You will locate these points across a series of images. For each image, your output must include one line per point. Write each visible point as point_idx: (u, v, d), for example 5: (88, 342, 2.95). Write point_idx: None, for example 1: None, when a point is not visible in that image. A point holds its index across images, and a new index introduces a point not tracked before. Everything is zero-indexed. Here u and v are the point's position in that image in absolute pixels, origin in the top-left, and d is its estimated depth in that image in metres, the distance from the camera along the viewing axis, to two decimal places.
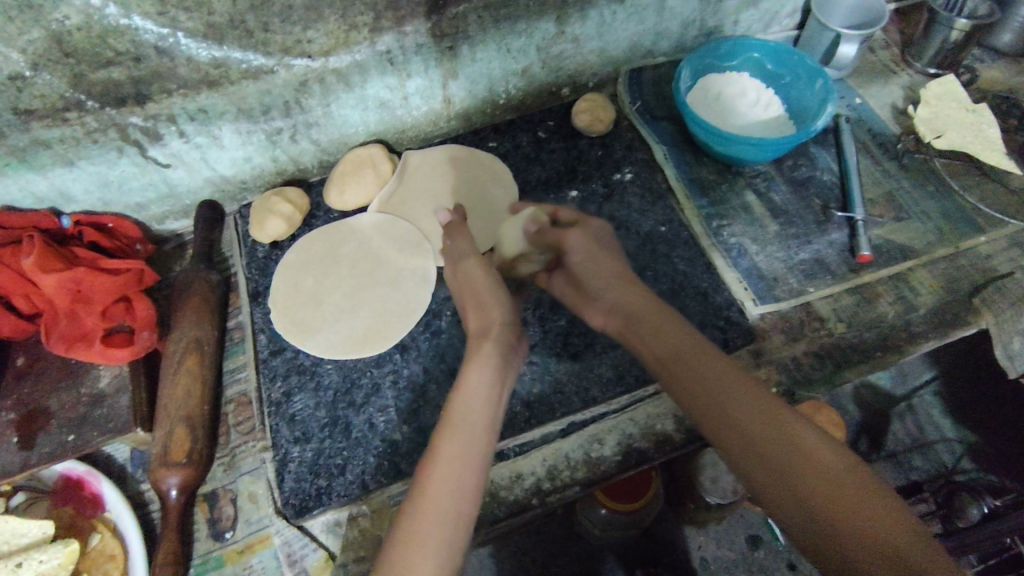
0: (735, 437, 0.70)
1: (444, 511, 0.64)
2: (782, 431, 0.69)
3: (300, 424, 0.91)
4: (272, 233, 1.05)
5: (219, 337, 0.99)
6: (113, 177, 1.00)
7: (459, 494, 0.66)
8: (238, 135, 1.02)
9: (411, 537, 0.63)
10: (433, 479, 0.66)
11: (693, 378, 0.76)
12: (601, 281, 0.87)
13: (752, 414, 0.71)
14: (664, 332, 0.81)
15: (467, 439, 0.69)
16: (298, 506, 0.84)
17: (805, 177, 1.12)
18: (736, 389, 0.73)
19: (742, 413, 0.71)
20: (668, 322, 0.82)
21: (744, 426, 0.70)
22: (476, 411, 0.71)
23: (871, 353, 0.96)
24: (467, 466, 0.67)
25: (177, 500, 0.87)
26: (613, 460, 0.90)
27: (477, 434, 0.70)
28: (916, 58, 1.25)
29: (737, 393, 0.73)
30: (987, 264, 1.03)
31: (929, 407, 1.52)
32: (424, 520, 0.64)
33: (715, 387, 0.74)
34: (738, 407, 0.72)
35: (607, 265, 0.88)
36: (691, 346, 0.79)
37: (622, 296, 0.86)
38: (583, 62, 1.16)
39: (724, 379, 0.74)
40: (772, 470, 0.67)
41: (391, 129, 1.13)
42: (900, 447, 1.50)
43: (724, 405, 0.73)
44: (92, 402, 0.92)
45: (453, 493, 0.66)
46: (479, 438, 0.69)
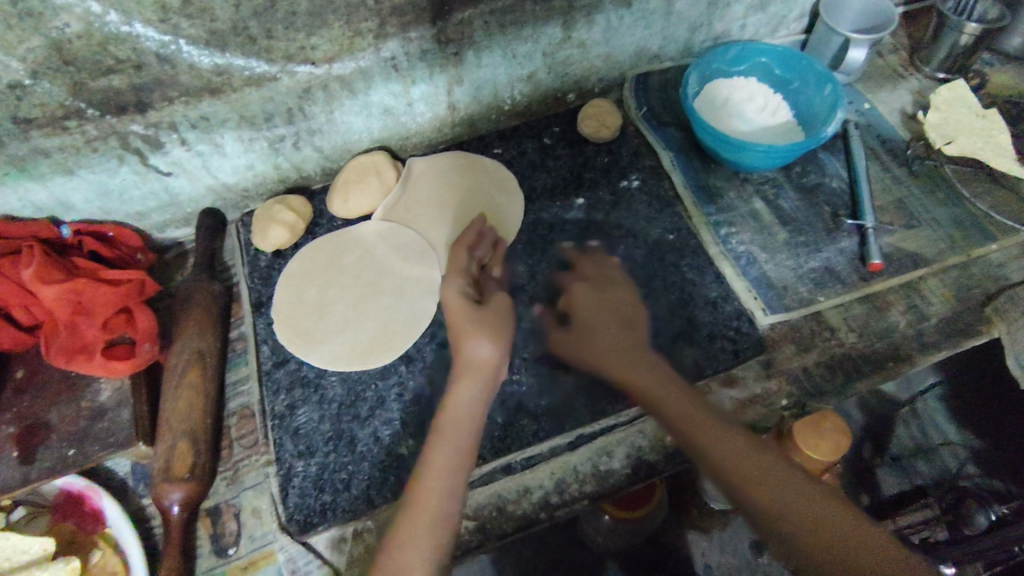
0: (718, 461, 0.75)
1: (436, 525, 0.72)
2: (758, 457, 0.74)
3: (304, 438, 0.89)
4: (276, 242, 1.04)
5: (221, 348, 0.97)
6: (113, 186, 0.98)
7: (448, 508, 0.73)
8: (240, 142, 1.00)
9: (410, 551, 0.70)
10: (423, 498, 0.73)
11: (675, 420, 0.80)
12: (590, 319, 0.90)
13: (737, 452, 0.75)
14: (644, 373, 0.84)
15: (449, 456, 0.76)
16: (302, 522, 0.84)
17: (813, 184, 1.11)
18: (718, 427, 0.78)
19: (729, 451, 0.75)
20: (642, 363, 0.85)
21: (732, 463, 0.74)
22: (461, 429, 0.78)
23: (883, 363, 0.95)
24: (451, 483, 0.75)
25: (179, 516, 0.85)
26: (622, 474, 0.89)
27: (459, 450, 0.77)
28: (925, 62, 1.23)
29: (719, 432, 0.77)
30: (997, 273, 1.02)
31: (932, 410, 1.49)
32: (414, 536, 0.71)
33: (698, 428, 0.78)
34: (722, 444, 0.76)
35: (607, 306, 0.91)
36: (669, 386, 0.83)
37: (608, 337, 0.88)
38: (589, 68, 1.15)
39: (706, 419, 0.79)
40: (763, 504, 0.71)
41: (395, 135, 1.12)
42: (904, 453, 1.47)
43: (708, 444, 0.76)
44: (93, 417, 0.90)
45: (438, 508, 0.73)
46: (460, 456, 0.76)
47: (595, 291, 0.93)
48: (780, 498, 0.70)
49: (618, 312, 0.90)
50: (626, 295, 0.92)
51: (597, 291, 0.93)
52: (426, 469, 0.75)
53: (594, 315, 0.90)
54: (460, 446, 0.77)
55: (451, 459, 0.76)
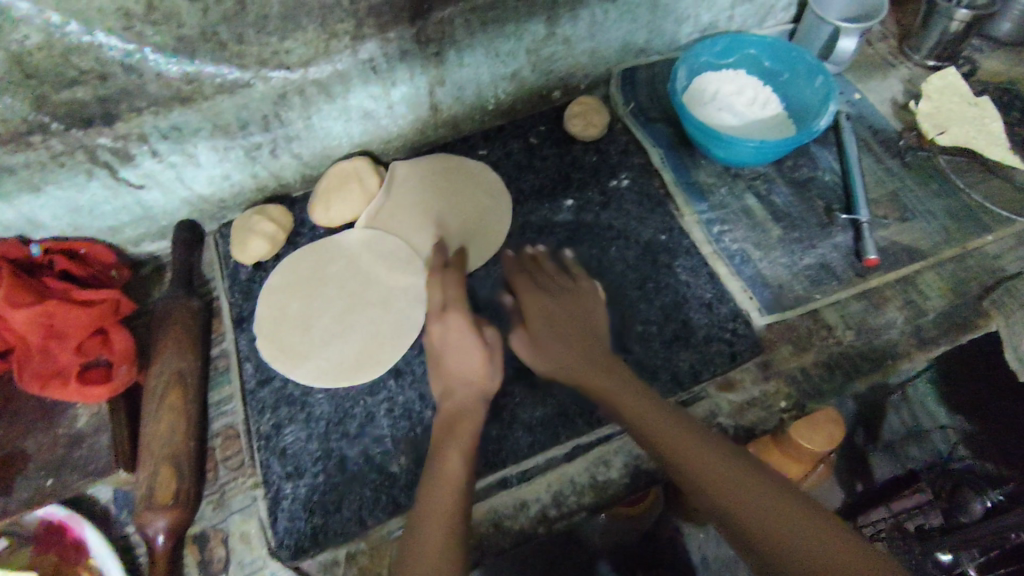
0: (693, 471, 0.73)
1: (441, 516, 0.73)
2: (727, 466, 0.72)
3: (292, 459, 0.86)
4: (254, 254, 1.00)
5: (203, 367, 0.94)
6: (83, 202, 0.94)
7: (447, 500, 0.74)
8: (215, 152, 0.96)
9: (417, 543, 0.71)
10: (425, 497, 0.75)
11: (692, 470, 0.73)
12: (562, 366, 0.86)
13: (765, 499, 0.68)
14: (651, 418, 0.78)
15: (446, 489, 0.75)
16: (293, 547, 0.81)
17: (805, 177, 1.09)
18: (741, 472, 0.71)
19: (755, 500, 0.68)
20: (647, 406, 0.80)
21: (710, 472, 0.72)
22: (465, 428, 0.81)
23: (882, 360, 0.94)
24: (453, 479, 0.76)
25: (165, 546, 0.82)
26: (621, 483, 0.87)
27: (456, 481, 0.76)
28: (915, 50, 1.21)
29: (743, 477, 0.70)
30: (995, 265, 1.00)
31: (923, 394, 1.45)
32: (421, 532, 0.72)
33: (692, 450, 0.74)
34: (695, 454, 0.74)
35: (577, 352, 0.86)
36: (680, 426, 0.77)
37: (603, 378, 0.83)
38: (575, 64, 1.12)
39: (727, 463, 0.72)
40: (801, 555, 0.63)
41: (376, 139, 1.08)
42: (896, 438, 1.46)
43: (733, 492, 0.69)
44: (71, 443, 0.87)
45: (441, 502, 0.74)
46: (457, 493, 0.75)
47: (546, 325, 0.88)
48: (818, 550, 0.63)
49: (590, 352, 0.86)
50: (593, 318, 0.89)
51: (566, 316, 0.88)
52: (431, 470, 0.78)
53: (581, 360, 0.85)
54: (459, 473, 0.77)
55: (451, 491, 0.75)
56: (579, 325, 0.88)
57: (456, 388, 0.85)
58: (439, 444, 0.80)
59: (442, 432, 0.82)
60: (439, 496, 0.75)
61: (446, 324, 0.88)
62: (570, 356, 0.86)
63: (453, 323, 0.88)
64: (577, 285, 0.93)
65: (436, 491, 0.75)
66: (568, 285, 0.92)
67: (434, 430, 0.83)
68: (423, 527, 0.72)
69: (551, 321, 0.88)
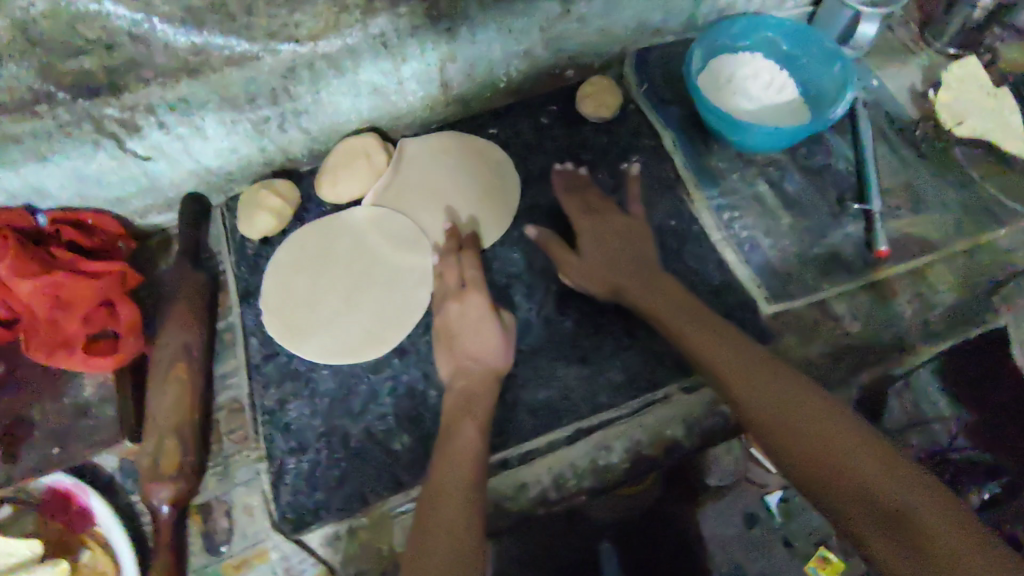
0: (723, 376, 0.81)
1: (459, 489, 0.75)
2: (747, 366, 0.80)
3: (295, 434, 0.87)
4: (261, 229, 0.99)
5: (208, 340, 0.94)
6: (90, 171, 0.94)
7: (464, 475, 0.76)
8: (222, 124, 0.95)
9: (439, 508, 0.74)
10: (442, 471, 0.77)
11: (789, 431, 0.73)
12: (642, 301, 0.90)
13: (799, 410, 0.74)
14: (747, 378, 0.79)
15: (457, 468, 0.77)
16: (295, 520, 0.82)
17: (819, 165, 1.07)
18: (754, 368, 0.80)
19: (764, 394, 0.77)
20: (746, 364, 0.81)
21: (733, 373, 0.80)
22: (477, 402, 0.83)
23: (884, 355, 0.95)
24: (467, 455, 0.78)
25: (168, 515, 0.83)
26: (621, 468, 0.90)
27: (467, 461, 0.78)
28: (935, 38, 1.18)
29: (778, 388, 0.77)
30: (1002, 262, 1.01)
31: None
32: (441, 503, 0.74)
33: (722, 349, 0.82)
34: (717, 353, 0.82)
35: (653, 287, 0.90)
36: (724, 341, 0.83)
37: (701, 327, 0.85)
38: (587, 43, 1.09)
39: (747, 361, 0.81)
40: (777, 427, 0.75)
41: (385, 115, 1.06)
42: None
43: (821, 448, 0.70)
44: (77, 413, 0.88)
45: (459, 477, 0.76)
46: (474, 469, 0.77)
47: (609, 258, 0.94)
48: (816, 451, 0.71)
49: (632, 262, 0.93)
50: (634, 233, 0.97)
51: (601, 233, 0.96)
52: (446, 446, 0.80)
53: (668, 314, 0.87)
54: (471, 455, 0.78)
55: (462, 470, 0.77)
56: (633, 255, 0.94)
57: (459, 371, 0.86)
58: (454, 420, 0.82)
59: (449, 413, 0.83)
60: (453, 475, 0.76)
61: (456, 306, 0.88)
62: (626, 278, 0.92)
63: (460, 308, 0.89)
64: (609, 217, 0.98)
65: (448, 468, 0.77)
66: (617, 218, 0.98)
67: (447, 408, 0.84)
68: (445, 495, 0.75)
69: (597, 245, 0.95)
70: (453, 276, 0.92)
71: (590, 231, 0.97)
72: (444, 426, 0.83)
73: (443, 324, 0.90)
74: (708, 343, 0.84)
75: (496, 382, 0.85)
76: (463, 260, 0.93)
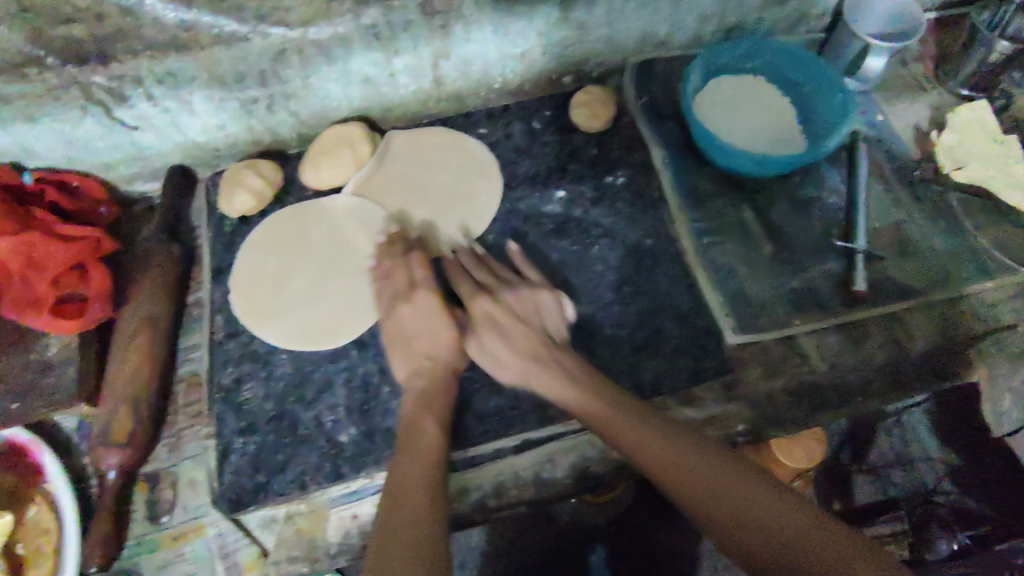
0: (671, 476, 0.71)
1: (417, 467, 0.76)
2: (692, 464, 0.71)
3: (246, 415, 0.88)
4: (240, 208, 1.00)
5: (176, 313, 0.96)
6: (78, 136, 0.95)
7: (423, 455, 0.78)
8: (210, 101, 0.96)
9: (399, 485, 0.75)
10: (403, 453, 0.78)
11: (757, 532, 0.64)
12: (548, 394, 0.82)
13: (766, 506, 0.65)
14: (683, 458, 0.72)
15: (418, 448, 0.78)
16: (233, 500, 0.83)
17: (809, 198, 1.05)
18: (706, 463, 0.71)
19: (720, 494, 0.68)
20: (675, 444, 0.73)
21: (679, 470, 0.71)
22: (438, 397, 0.83)
23: (853, 398, 0.91)
24: (429, 442, 0.79)
25: (116, 481, 0.85)
26: (564, 482, 0.90)
27: (428, 466, 0.77)
28: (948, 76, 1.14)
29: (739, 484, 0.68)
30: (986, 313, 0.97)
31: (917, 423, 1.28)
32: (402, 478, 0.76)
33: (662, 444, 0.74)
34: (658, 450, 0.73)
35: (569, 389, 0.80)
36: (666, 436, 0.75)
37: (629, 419, 0.77)
38: (586, 51, 1.08)
39: (696, 456, 0.72)
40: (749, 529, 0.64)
41: (376, 105, 1.06)
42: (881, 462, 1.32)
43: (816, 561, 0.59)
44: (40, 370, 0.89)
45: (420, 457, 0.77)
46: (433, 456, 0.78)
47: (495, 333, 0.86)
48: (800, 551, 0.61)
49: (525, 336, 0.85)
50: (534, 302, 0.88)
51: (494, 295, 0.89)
52: (414, 424, 0.81)
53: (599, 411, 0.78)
54: (428, 448, 0.78)
55: (428, 446, 0.78)
56: (551, 344, 0.85)
57: (417, 372, 0.85)
58: (414, 407, 0.83)
59: (408, 412, 0.82)
60: (410, 477, 0.75)
61: (415, 306, 0.88)
62: (538, 371, 0.83)
63: (411, 308, 0.87)
64: None
65: (410, 446, 0.79)
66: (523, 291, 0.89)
67: (405, 400, 0.84)
68: (405, 472, 0.76)
69: (507, 338, 0.85)
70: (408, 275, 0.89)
71: (491, 322, 0.87)
72: (402, 428, 0.82)
73: (393, 327, 0.88)
74: (640, 438, 0.75)
75: (449, 386, 0.85)
76: (412, 259, 0.91)
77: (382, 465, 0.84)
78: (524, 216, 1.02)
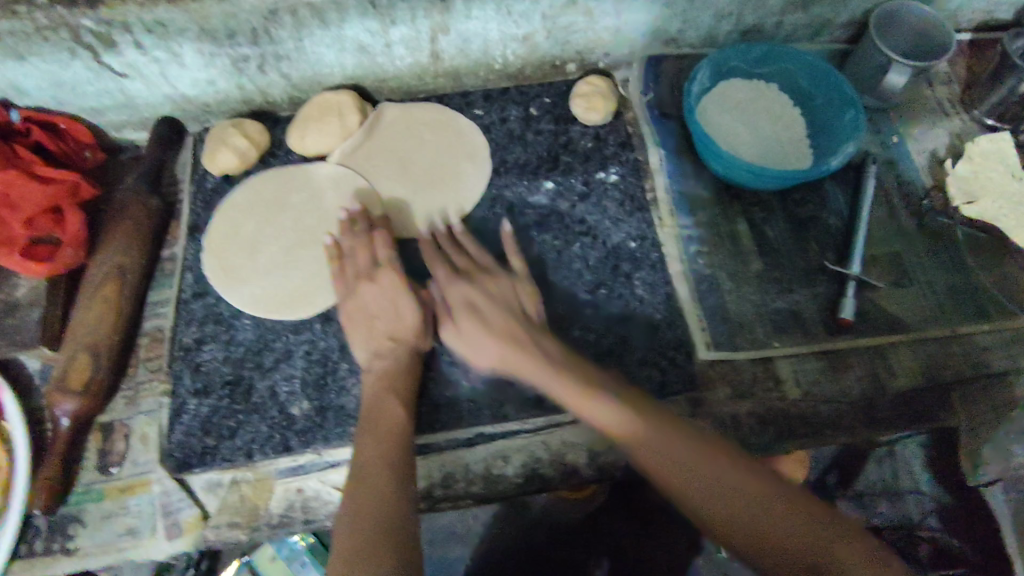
0: (664, 455, 0.67)
1: (388, 443, 0.75)
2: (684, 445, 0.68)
3: (203, 376, 0.88)
4: (222, 166, 0.98)
5: (148, 265, 0.96)
6: (67, 78, 0.94)
7: (391, 430, 0.76)
8: (200, 55, 0.94)
9: (363, 461, 0.73)
10: (362, 435, 0.76)
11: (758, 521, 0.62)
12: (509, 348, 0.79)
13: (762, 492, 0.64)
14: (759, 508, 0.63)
15: (386, 419, 0.77)
16: (179, 461, 0.83)
17: (808, 216, 1.00)
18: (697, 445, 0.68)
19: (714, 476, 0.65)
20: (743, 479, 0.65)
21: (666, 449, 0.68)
22: (401, 375, 0.81)
23: (823, 429, 0.88)
24: (393, 422, 0.77)
25: (68, 428, 0.85)
26: (513, 481, 0.89)
27: (393, 444, 0.75)
28: (974, 103, 1.09)
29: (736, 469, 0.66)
30: (978, 357, 0.92)
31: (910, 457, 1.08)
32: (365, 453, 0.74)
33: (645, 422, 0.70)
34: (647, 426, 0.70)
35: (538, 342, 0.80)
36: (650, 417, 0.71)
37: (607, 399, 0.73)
38: (592, 39, 1.04)
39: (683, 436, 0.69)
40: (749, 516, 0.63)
41: (370, 75, 1.03)
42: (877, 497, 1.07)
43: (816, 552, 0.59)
44: (8, 309, 0.92)
45: (387, 433, 0.76)
46: (403, 434, 0.76)
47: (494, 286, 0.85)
48: (795, 536, 0.61)
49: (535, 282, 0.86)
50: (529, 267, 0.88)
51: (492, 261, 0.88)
52: (381, 400, 0.79)
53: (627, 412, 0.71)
54: (390, 424, 0.77)
55: (393, 416, 0.78)
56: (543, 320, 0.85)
57: (379, 353, 0.83)
58: (374, 385, 0.81)
59: (371, 393, 0.80)
60: (376, 462, 0.73)
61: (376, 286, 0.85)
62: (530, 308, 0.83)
63: (371, 287, 0.85)
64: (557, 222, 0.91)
65: (377, 419, 0.78)
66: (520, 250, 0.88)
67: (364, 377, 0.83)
68: (369, 449, 0.74)
69: (482, 321, 0.82)
70: (372, 254, 0.87)
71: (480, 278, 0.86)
72: (365, 408, 0.79)
73: (353, 307, 0.86)
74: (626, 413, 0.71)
75: (412, 371, 0.83)
76: (375, 240, 0.88)
77: (330, 443, 0.83)
78: (508, 204, 0.99)
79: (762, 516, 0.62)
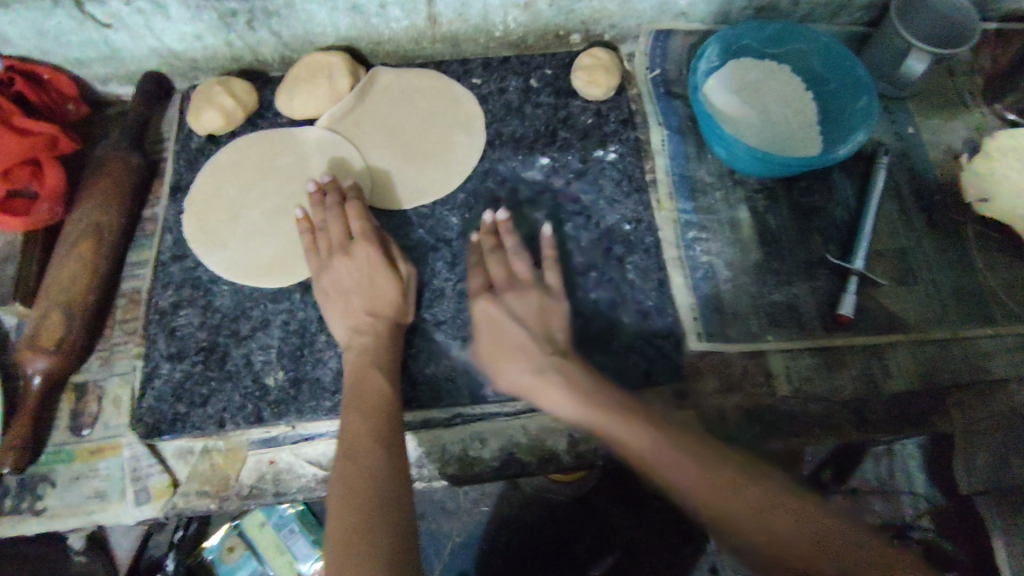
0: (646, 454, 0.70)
1: (375, 412, 0.72)
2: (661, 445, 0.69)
3: (178, 341, 0.86)
4: (207, 126, 0.96)
5: (127, 224, 0.93)
6: (48, 27, 0.91)
7: (377, 398, 0.73)
8: (186, 8, 0.89)
9: (352, 429, 0.71)
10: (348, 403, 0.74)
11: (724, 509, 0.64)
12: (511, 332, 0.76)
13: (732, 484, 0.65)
14: (782, 516, 0.62)
15: (370, 389, 0.74)
16: (149, 426, 0.82)
17: (814, 206, 0.96)
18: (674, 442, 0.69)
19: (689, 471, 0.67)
20: (762, 491, 0.65)
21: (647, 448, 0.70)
22: (380, 349, 0.78)
23: (811, 429, 0.86)
24: (377, 391, 0.74)
25: (39, 387, 0.84)
26: (490, 465, 0.88)
27: (378, 412, 0.72)
28: (999, 95, 1.03)
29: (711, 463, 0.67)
30: (980, 362, 0.88)
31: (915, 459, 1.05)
32: (354, 421, 0.71)
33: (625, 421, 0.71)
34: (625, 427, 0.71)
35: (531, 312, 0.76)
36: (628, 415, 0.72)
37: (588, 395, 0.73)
38: (599, 9, 0.98)
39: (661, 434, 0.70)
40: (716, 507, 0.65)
41: (365, 37, 0.99)
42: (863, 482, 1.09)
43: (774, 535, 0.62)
44: None
45: (372, 401, 0.73)
46: (387, 403, 0.73)
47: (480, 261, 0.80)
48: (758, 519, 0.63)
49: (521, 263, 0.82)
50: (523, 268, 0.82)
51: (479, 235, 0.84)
52: (364, 370, 0.76)
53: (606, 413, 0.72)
54: (369, 395, 0.74)
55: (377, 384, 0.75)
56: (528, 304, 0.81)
57: (357, 328, 0.80)
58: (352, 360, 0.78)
59: (350, 368, 0.77)
60: (363, 436, 0.69)
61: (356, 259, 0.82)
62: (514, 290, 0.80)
63: (349, 258, 0.82)
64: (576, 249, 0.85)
65: (365, 385, 0.75)
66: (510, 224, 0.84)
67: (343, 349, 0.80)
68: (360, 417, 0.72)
69: None
70: (350, 223, 0.83)
71: None
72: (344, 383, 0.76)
73: (329, 280, 0.82)
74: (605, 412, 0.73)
75: (392, 347, 0.80)
76: (346, 208, 0.84)
77: (303, 416, 0.82)
78: (501, 178, 0.95)
79: (731, 505, 0.64)
